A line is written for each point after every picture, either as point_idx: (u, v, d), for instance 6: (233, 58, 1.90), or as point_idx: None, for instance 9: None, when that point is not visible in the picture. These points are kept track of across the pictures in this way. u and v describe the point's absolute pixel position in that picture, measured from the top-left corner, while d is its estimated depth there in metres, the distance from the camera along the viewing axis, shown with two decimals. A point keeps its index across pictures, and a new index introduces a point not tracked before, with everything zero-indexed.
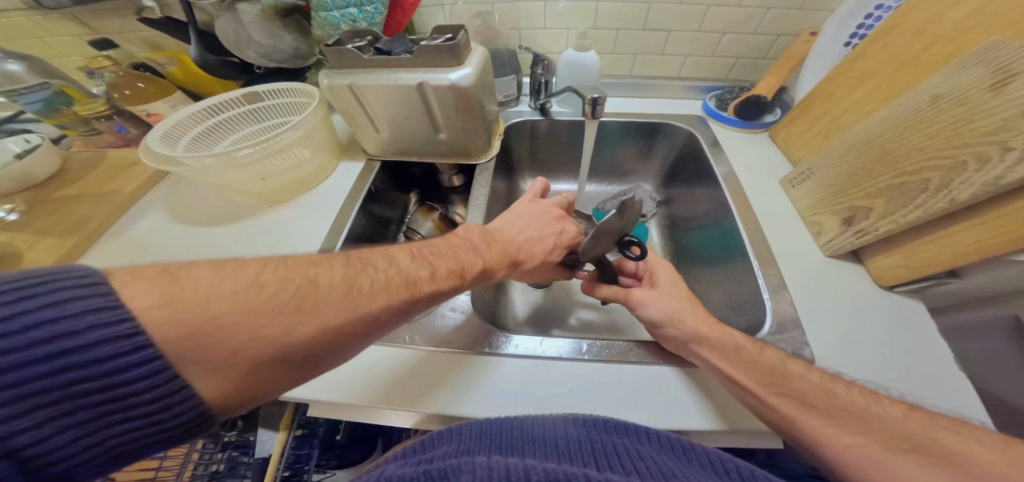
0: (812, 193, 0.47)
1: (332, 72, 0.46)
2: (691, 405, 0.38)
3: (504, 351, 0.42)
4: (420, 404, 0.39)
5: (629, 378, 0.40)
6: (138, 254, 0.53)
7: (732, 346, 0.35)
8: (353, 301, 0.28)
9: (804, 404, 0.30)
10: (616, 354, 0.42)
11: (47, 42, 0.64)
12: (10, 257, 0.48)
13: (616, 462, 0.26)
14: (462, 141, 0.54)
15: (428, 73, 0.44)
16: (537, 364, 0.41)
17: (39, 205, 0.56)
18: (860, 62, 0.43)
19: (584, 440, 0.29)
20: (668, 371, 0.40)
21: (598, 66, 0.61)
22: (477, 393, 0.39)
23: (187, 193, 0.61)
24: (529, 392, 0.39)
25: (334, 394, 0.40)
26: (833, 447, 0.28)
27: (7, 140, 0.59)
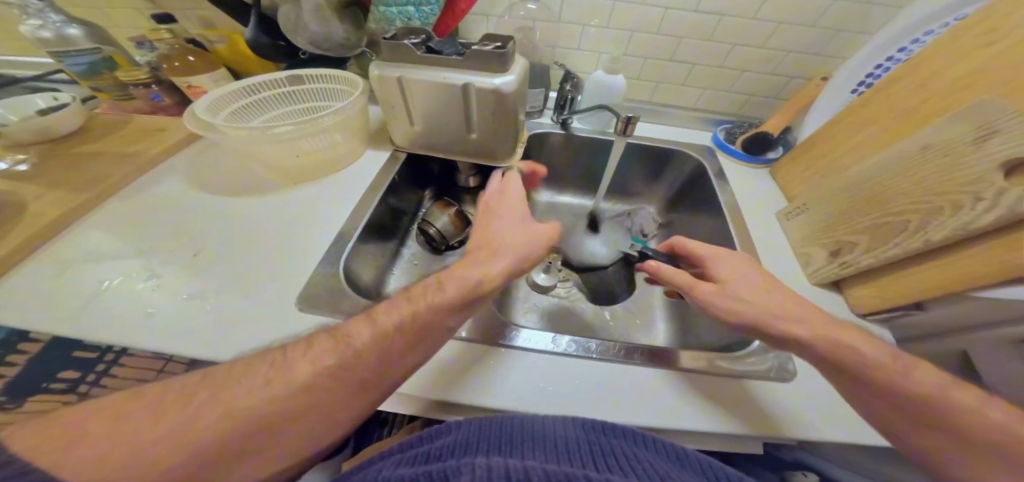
0: (805, 226, 0.52)
1: (384, 64, 0.49)
2: (689, 406, 0.39)
3: (516, 344, 0.43)
4: (422, 388, 0.39)
5: (631, 379, 0.41)
6: (149, 214, 0.52)
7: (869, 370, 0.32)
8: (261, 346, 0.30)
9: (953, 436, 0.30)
10: (621, 354, 0.43)
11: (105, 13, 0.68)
12: (16, 206, 0.49)
13: (614, 464, 0.28)
14: (490, 143, 0.56)
15: (474, 74, 0.47)
16: (545, 359, 0.43)
17: (51, 159, 0.56)
18: (863, 110, 0.49)
19: (584, 442, 0.31)
20: (669, 375, 0.41)
21: (624, 89, 0.65)
22: (483, 383, 0.40)
23: (207, 162, 0.61)
24: (528, 381, 0.40)
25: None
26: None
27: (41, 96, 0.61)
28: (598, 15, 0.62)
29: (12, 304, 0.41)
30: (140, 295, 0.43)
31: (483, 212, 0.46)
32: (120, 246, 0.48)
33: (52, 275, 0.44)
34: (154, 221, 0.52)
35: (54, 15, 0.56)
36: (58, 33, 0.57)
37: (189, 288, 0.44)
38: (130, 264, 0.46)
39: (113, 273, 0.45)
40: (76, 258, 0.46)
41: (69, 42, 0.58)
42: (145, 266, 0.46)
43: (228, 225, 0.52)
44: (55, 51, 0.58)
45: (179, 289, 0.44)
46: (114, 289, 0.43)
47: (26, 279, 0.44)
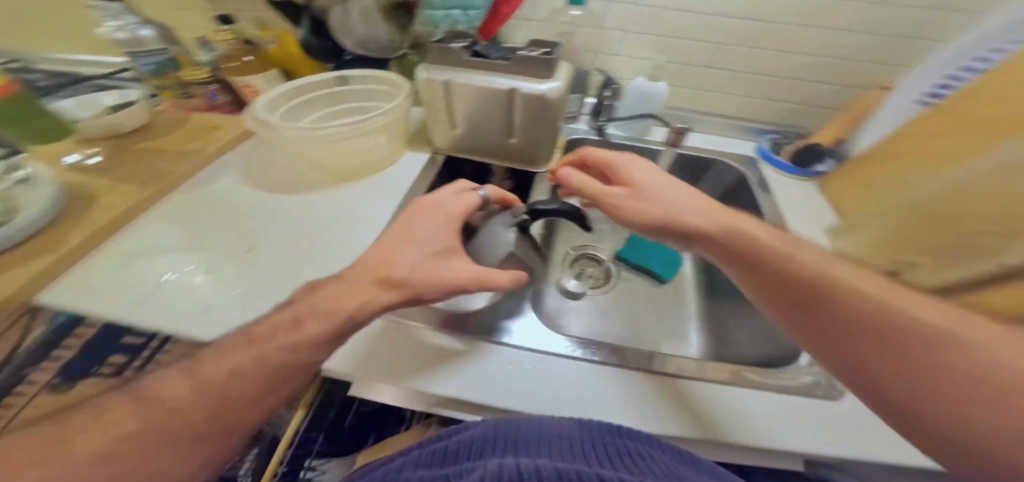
0: (858, 244, 0.49)
1: (430, 67, 0.50)
2: (733, 421, 0.35)
3: (526, 344, 0.41)
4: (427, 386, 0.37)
5: (659, 388, 0.38)
6: (207, 208, 0.56)
7: (789, 285, 0.31)
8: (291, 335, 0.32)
9: (920, 364, 0.26)
10: (646, 360, 0.40)
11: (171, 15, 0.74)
12: (90, 197, 0.53)
13: (628, 464, 0.26)
14: (529, 148, 0.57)
15: (519, 79, 0.47)
16: (557, 360, 0.40)
17: (121, 153, 0.60)
18: (939, 120, 0.47)
19: (597, 442, 0.29)
20: (703, 389, 0.38)
21: (663, 97, 0.64)
22: (490, 382, 0.38)
23: (260, 159, 0.64)
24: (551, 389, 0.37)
25: (354, 363, 0.39)
26: (983, 422, 0.23)
27: (108, 95, 0.66)
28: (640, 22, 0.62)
29: (80, 293, 0.44)
30: (194, 287, 0.45)
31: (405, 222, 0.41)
32: (175, 242, 0.51)
33: (117, 265, 0.48)
34: (210, 214, 0.55)
35: (131, 17, 0.61)
36: (132, 34, 0.62)
37: (241, 281, 0.46)
38: (186, 259, 0.49)
39: (168, 268, 0.48)
40: (139, 250, 0.50)
41: (139, 43, 0.63)
42: (201, 262, 0.48)
43: (273, 223, 0.54)
44: (128, 51, 0.63)
45: (231, 281, 0.46)
46: (171, 283, 0.46)
47: (94, 269, 0.47)
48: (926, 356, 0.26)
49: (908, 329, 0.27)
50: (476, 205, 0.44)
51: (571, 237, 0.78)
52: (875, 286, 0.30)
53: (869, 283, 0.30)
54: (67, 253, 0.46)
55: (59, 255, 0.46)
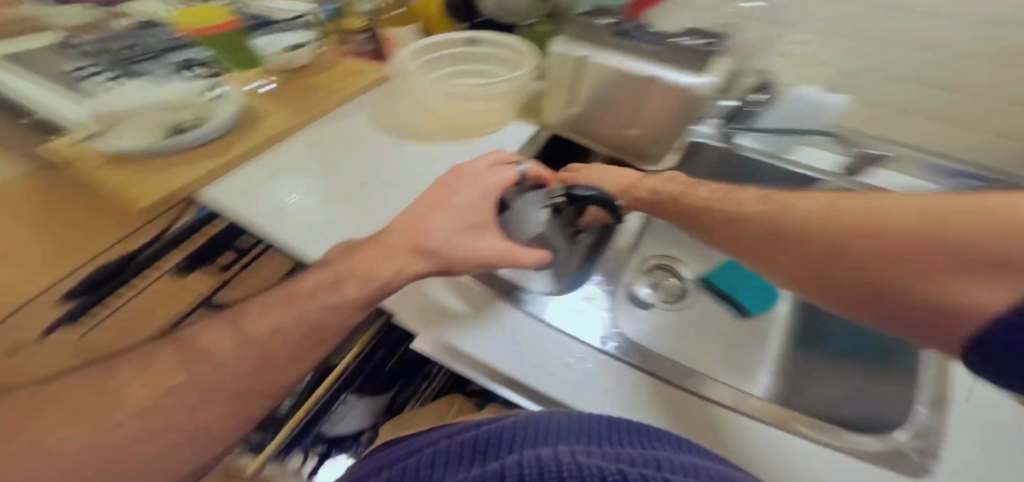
0: None
1: (568, 42, 0.50)
2: (763, 461, 0.32)
3: (558, 326, 0.43)
4: (464, 342, 0.42)
5: (685, 406, 0.36)
6: (338, 142, 0.62)
7: (758, 228, 0.35)
8: (372, 284, 0.37)
9: (833, 268, 0.29)
10: (676, 374, 0.38)
11: None
12: (256, 116, 0.63)
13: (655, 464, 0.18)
14: (647, 141, 0.53)
15: (664, 67, 0.44)
16: (582, 348, 0.41)
17: (286, 82, 0.69)
18: None
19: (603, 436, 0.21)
20: (740, 422, 0.35)
21: (838, 110, 0.55)
22: (517, 354, 0.41)
23: (387, 105, 0.69)
24: (592, 383, 0.38)
25: (406, 314, 0.45)
26: (878, 271, 0.26)
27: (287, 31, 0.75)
28: None
29: (230, 195, 0.53)
30: (318, 210, 0.52)
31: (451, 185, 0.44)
32: (306, 166, 0.58)
33: (261, 176, 0.56)
34: (339, 148, 0.61)
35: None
36: None
37: (355, 214, 0.51)
38: (308, 183, 0.55)
39: (294, 189, 0.55)
40: (281, 166, 0.58)
41: None
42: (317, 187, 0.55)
43: (383, 167, 0.58)
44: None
45: (347, 212, 0.52)
46: (295, 203, 0.52)
47: (244, 176, 0.56)
48: (831, 253, 0.29)
49: (811, 229, 0.31)
50: (512, 182, 0.44)
51: (657, 244, 0.69)
52: (757, 207, 0.36)
53: (753, 207, 0.36)
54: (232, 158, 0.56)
55: (231, 156, 0.56)
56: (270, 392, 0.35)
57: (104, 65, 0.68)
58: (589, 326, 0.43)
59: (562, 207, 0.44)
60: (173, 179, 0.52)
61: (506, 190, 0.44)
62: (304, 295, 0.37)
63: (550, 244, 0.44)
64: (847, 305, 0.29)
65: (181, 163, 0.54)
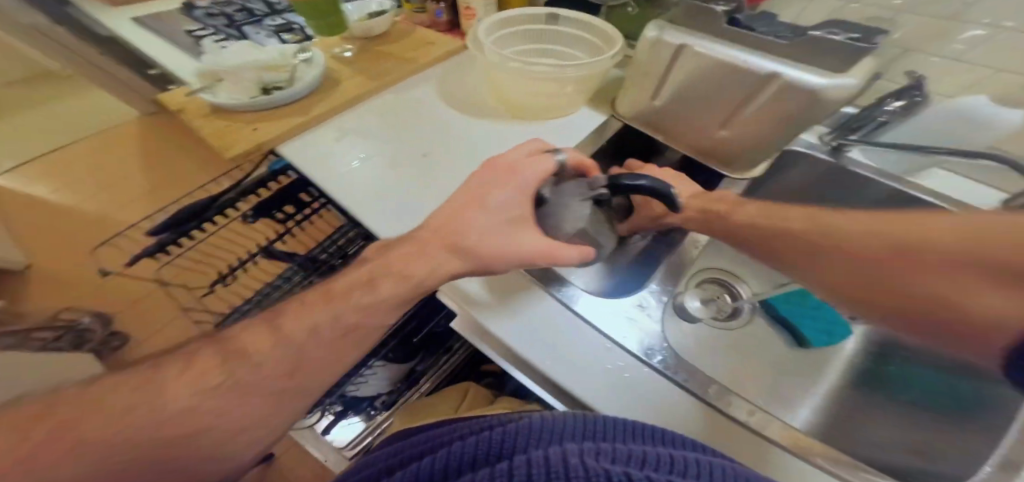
0: None
1: (666, 27, 0.44)
2: None
3: (597, 327, 0.40)
4: (508, 336, 0.40)
5: (726, 432, 0.33)
6: (406, 114, 0.61)
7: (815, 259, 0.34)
8: (408, 284, 0.36)
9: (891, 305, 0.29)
10: (716, 395, 0.34)
11: None
12: (333, 80, 0.63)
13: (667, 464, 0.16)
14: (739, 146, 0.47)
15: (786, 66, 0.37)
16: (620, 352, 0.38)
17: (363, 49, 0.70)
18: None
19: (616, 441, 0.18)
20: (785, 461, 0.31)
21: (1011, 130, 0.42)
22: (557, 352, 0.39)
23: (457, 79, 0.67)
24: (629, 394, 0.36)
25: (443, 287, 0.44)
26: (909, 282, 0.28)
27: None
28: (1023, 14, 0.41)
29: (304, 155, 0.55)
30: (384, 181, 0.52)
31: (495, 172, 0.40)
32: (375, 133, 0.58)
33: (330, 140, 0.57)
34: (405, 119, 0.61)
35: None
36: None
37: (417, 192, 0.51)
38: (372, 150, 0.56)
39: (355, 155, 0.55)
40: (349, 132, 0.58)
41: None
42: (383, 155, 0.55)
43: (445, 143, 0.57)
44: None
45: (408, 186, 0.51)
46: (359, 169, 0.53)
47: (313, 138, 0.57)
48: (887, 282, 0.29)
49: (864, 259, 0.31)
50: (551, 172, 0.40)
51: (717, 255, 0.63)
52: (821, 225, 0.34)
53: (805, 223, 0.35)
54: (306, 120, 0.57)
55: (310, 117, 0.58)
56: (332, 366, 0.35)
57: (213, 28, 0.72)
58: (634, 331, 0.40)
59: (605, 198, 0.39)
60: (261, 134, 0.54)
61: (542, 182, 0.40)
62: (364, 274, 0.37)
63: (591, 241, 0.39)
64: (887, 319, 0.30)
65: (264, 120, 0.57)
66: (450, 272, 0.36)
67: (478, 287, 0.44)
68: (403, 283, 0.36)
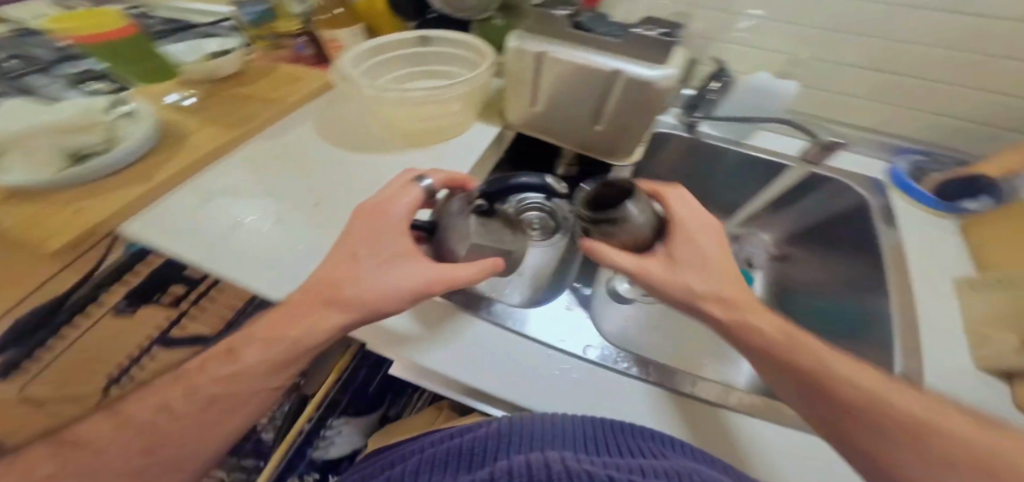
0: (1006, 308, 0.39)
1: (523, 35, 0.46)
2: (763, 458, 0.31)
3: (529, 334, 0.40)
4: (444, 367, 0.37)
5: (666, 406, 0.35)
6: (284, 158, 0.56)
7: (780, 348, 0.29)
8: (278, 346, 0.33)
9: (836, 410, 0.25)
10: (656, 373, 0.36)
11: None
12: (180, 134, 0.55)
13: (615, 450, 0.23)
14: (616, 138, 0.52)
15: (626, 61, 0.42)
16: (555, 355, 0.38)
17: (212, 95, 0.63)
18: None
19: (587, 439, 0.24)
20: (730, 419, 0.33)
21: (789, 97, 0.55)
22: (493, 368, 0.37)
23: (335, 113, 0.64)
24: (573, 392, 0.36)
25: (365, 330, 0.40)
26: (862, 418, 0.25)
27: (210, 41, 0.69)
28: None
29: (159, 229, 0.46)
30: (268, 235, 0.46)
31: (376, 207, 0.38)
32: (253, 186, 0.52)
33: (197, 203, 0.50)
34: (283, 164, 0.56)
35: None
36: None
37: (308, 239, 0.46)
38: (260, 204, 0.50)
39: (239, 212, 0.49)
40: (218, 191, 0.51)
41: None
42: (271, 211, 0.49)
43: (342, 183, 0.53)
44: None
45: (297, 234, 0.47)
46: (238, 229, 0.46)
47: (175, 204, 0.49)
48: (855, 406, 0.25)
49: (846, 387, 0.26)
50: (420, 201, 0.39)
51: None
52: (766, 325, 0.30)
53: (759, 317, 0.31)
54: (154, 186, 0.48)
55: (155, 183, 0.49)
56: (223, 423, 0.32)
57: None
58: (574, 335, 0.40)
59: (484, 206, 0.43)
60: (87, 215, 0.44)
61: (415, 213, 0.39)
62: (258, 344, 0.33)
63: (490, 250, 0.40)
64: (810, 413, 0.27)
65: (93, 194, 0.47)
66: (337, 322, 0.33)
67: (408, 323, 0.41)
68: (272, 346, 0.33)
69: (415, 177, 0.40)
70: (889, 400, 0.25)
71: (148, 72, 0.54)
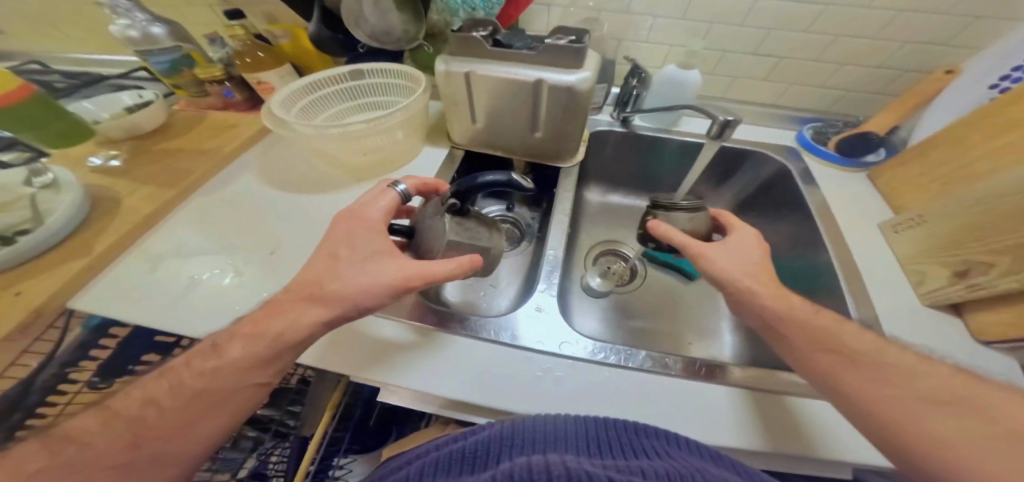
0: (917, 241, 0.44)
1: (451, 59, 0.48)
2: (733, 428, 0.36)
3: (504, 339, 0.42)
4: (425, 383, 0.39)
5: (642, 385, 0.39)
6: (233, 209, 0.55)
7: (799, 319, 0.35)
8: (262, 342, 0.34)
9: (855, 362, 0.31)
10: (623, 358, 0.41)
11: (185, 11, 0.72)
12: (113, 201, 0.53)
13: (618, 452, 0.29)
14: (556, 143, 0.54)
15: (548, 71, 0.44)
16: (530, 356, 0.41)
17: (141, 156, 0.60)
18: (1009, 111, 0.40)
19: (588, 439, 0.30)
20: (708, 392, 0.38)
21: (697, 85, 0.60)
22: (473, 375, 0.39)
23: (279, 157, 0.63)
24: (555, 388, 0.39)
25: (345, 358, 0.40)
26: (873, 386, 0.30)
27: (128, 97, 0.67)
28: (677, 7, 0.57)
29: (111, 294, 0.45)
30: (222, 289, 0.45)
31: (327, 244, 0.38)
32: (204, 244, 0.50)
33: (147, 270, 0.47)
34: (233, 215, 0.54)
35: (141, 14, 0.60)
36: (144, 32, 0.60)
37: (264, 288, 0.45)
38: (214, 259, 0.48)
39: (196, 270, 0.47)
40: (167, 254, 0.49)
41: (153, 41, 0.61)
42: (226, 264, 0.48)
43: (300, 222, 0.53)
44: (142, 50, 0.62)
45: (250, 285, 0.46)
46: (191, 290, 0.45)
47: (122, 275, 0.47)
48: (865, 358, 0.31)
49: (872, 354, 0.32)
50: (397, 204, 0.41)
51: (595, 229, 0.72)
52: (827, 315, 0.35)
53: (797, 300, 0.37)
54: (94, 259, 0.46)
55: (96, 254, 0.46)
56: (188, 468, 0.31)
57: None
58: (549, 333, 0.43)
59: (461, 207, 0.40)
60: (29, 297, 0.41)
61: (393, 215, 0.41)
62: (226, 397, 0.32)
63: (466, 247, 0.41)
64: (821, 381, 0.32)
65: (26, 277, 0.44)
66: (318, 317, 0.34)
67: (387, 345, 0.41)
68: (255, 343, 0.34)
69: (391, 182, 0.42)
70: (844, 333, 0.33)
71: (63, 137, 0.51)
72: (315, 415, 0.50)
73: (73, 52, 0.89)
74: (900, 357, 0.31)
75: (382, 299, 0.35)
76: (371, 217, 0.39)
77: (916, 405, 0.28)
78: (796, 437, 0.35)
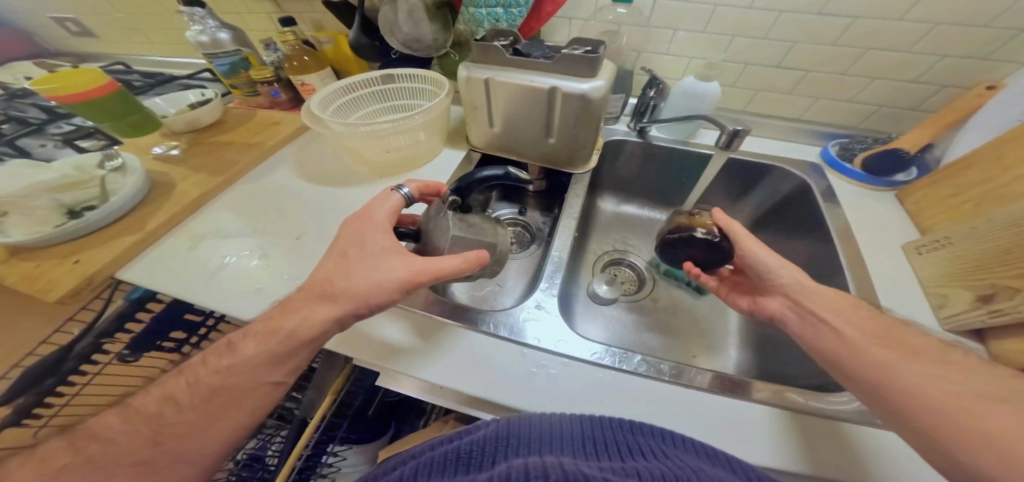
0: (941, 264, 0.42)
1: (472, 66, 0.51)
2: (740, 449, 0.35)
3: (504, 337, 0.43)
4: (433, 373, 0.41)
5: (642, 393, 0.39)
6: (268, 197, 0.60)
7: (847, 312, 0.36)
8: (274, 340, 0.37)
9: (909, 352, 0.31)
10: (619, 360, 0.41)
11: (245, 19, 0.81)
12: (167, 184, 0.59)
13: (615, 451, 0.29)
14: (569, 150, 0.56)
15: (564, 79, 0.46)
16: (530, 354, 0.42)
17: (196, 146, 0.67)
18: None
19: (586, 439, 0.31)
20: (711, 404, 0.38)
21: (716, 97, 0.60)
22: (477, 370, 0.41)
23: (313, 153, 0.69)
24: (553, 387, 0.39)
25: (361, 343, 0.43)
26: (923, 377, 0.30)
27: (190, 94, 0.75)
28: (699, 19, 0.57)
29: (152, 273, 0.49)
30: (252, 268, 0.49)
31: (345, 232, 0.42)
32: (240, 228, 0.55)
33: (189, 247, 0.53)
34: (267, 203, 0.59)
35: (212, 21, 0.68)
36: (213, 37, 0.68)
37: (288, 270, 0.49)
38: (246, 242, 0.53)
39: (228, 253, 0.52)
40: (206, 234, 0.54)
41: (218, 45, 0.69)
42: (256, 247, 0.52)
43: (323, 214, 0.57)
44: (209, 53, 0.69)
45: (278, 265, 0.50)
46: (225, 269, 0.50)
47: (166, 251, 0.52)
48: (918, 350, 0.31)
49: (923, 348, 0.32)
50: (400, 207, 0.44)
51: (607, 237, 0.72)
52: (873, 314, 0.35)
53: (846, 300, 0.37)
54: (145, 234, 0.52)
55: (149, 230, 0.52)
56: (208, 439, 0.34)
57: None
58: (549, 333, 0.44)
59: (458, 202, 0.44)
60: (85, 267, 0.47)
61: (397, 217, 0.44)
62: (246, 376, 0.36)
63: (473, 243, 0.43)
64: (864, 381, 0.32)
65: (87, 246, 0.50)
66: (328, 314, 0.37)
67: (398, 336, 0.44)
68: (268, 340, 0.37)
69: (396, 186, 0.45)
70: (904, 334, 0.33)
71: (139, 129, 0.59)
72: (318, 398, 0.53)
73: (151, 54, 1.01)
74: (963, 358, 0.30)
75: (388, 285, 0.38)
76: (377, 212, 0.42)
77: (978, 401, 0.27)
78: (804, 458, 0.34)
